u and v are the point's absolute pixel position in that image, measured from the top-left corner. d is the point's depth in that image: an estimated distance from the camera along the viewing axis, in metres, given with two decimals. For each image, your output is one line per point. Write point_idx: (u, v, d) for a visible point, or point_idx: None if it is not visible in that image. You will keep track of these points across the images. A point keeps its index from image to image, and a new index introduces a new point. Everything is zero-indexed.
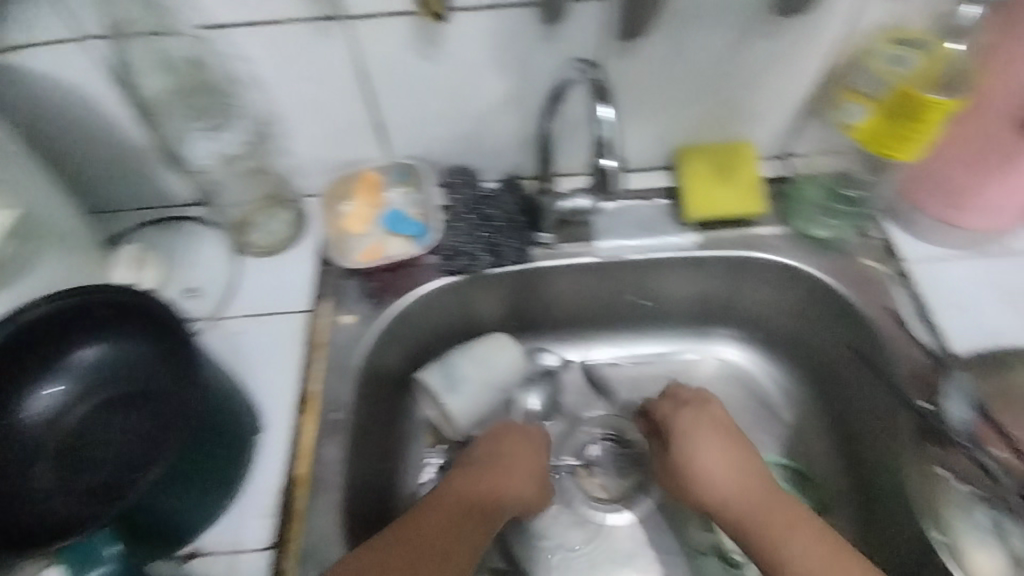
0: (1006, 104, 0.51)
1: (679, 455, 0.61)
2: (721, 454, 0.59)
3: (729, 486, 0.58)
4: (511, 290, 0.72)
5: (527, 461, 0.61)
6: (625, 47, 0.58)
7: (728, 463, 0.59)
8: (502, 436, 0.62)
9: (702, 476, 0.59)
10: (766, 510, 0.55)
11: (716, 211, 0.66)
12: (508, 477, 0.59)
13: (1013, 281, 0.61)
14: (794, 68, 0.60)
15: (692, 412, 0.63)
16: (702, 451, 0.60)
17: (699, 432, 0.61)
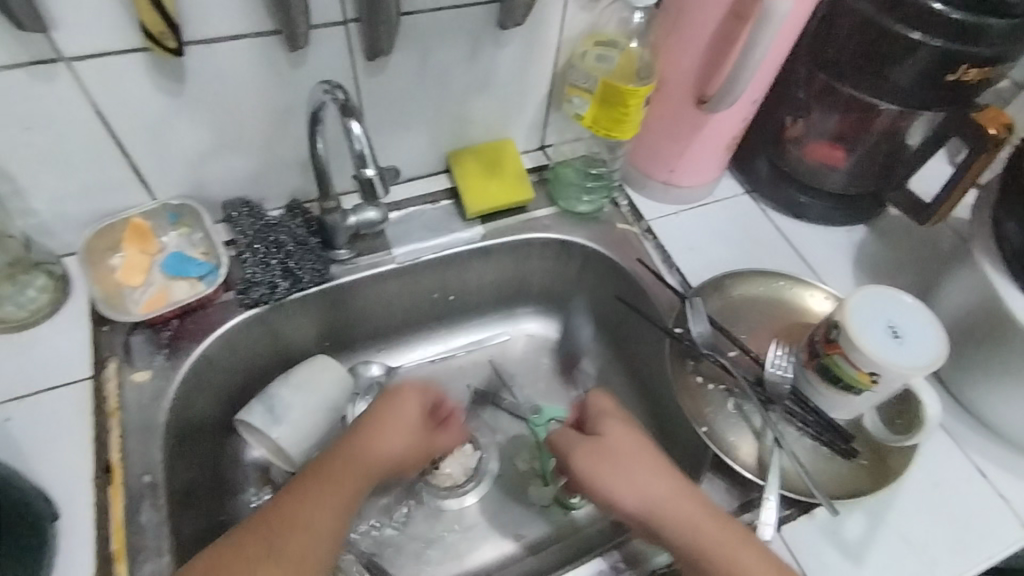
0: (681, 86, 0.65)
1: (596, 455, 0.57)
2: (640, 461, 0.55)
3: (660, 492, 0.54)
4: (319, 311, 0.73)
5: (407, 419, 0.59)
6: (375, 65, 0.62)
7: (648, 469, 0.55)
8: (392, 399, 0.60)
9: (638, 484, 0.54)
10: (696, 514, 0.53)
11: (491, 204, 0.75)
12: (393, 428, 0.58)
13: (723, 221, 0.78)
14: (527, 71, 0.70)
15: (604, 409, 0.60)
16: (624, 454, 0.56)
17: (619, 438, 0.57)
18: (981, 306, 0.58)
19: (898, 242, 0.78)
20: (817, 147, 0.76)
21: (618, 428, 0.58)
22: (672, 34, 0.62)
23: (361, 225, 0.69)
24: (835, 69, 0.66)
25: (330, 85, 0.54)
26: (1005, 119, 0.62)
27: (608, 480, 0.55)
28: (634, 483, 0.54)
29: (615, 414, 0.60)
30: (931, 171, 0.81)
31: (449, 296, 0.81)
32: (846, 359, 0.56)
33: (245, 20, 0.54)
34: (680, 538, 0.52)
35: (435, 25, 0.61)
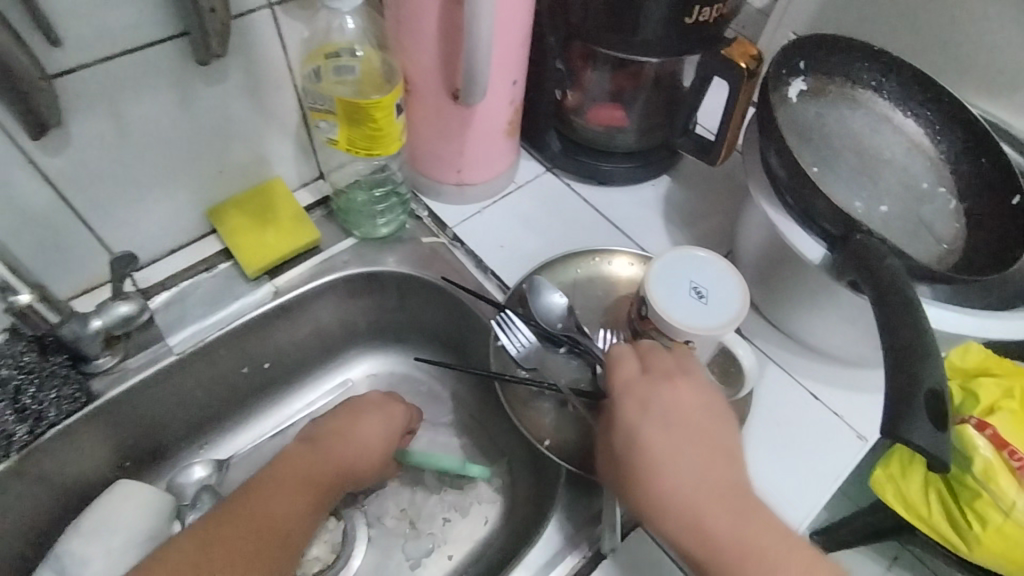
0: (429, 82, 0.59)
1: (625, 431, 0.51)
2: (682, 434, 0.50)
3: (688, 479, 0.48)
4: (98, 435, 0.61)
5: (359, 432, 0.62)
6: (53, 143, 0.50)
7: (682, 446, 0.50)
8: (351, 406, 0.65)
9: (661, 473, 0.49)
10: (721, 503, 0.48)
11: (271, 258, 0.66)
12: (349, 441, 0.61)
13: (529, 207, 0.74)
14: (261, 102, 0.61)
15: (623, 378, 0.53)
16: (652, 429, 0.50)
17: (636, 414, 0.51)
18: (771, 241, 0.57)
19: (702, 184, 0.78)
20: (599, 111, 0.72)
21: (629, 395, 0.52)
22: (401, 30, 0.56)
23: (111, 325, 0.57)
24: (586, 34, 0.62)
25: None
26: (753, 52, 0.63)
27: (630, 469, 0.50)
28: (664, 469, 0.49)
29: (635, 363, 0.53)
30: (709, 103, 0.83)
31: (263, 365, 0.71)
32: (660, 332, 0.54)
33: None
34: (690, 541, 0.47)
35: (115, 81, 0.50)
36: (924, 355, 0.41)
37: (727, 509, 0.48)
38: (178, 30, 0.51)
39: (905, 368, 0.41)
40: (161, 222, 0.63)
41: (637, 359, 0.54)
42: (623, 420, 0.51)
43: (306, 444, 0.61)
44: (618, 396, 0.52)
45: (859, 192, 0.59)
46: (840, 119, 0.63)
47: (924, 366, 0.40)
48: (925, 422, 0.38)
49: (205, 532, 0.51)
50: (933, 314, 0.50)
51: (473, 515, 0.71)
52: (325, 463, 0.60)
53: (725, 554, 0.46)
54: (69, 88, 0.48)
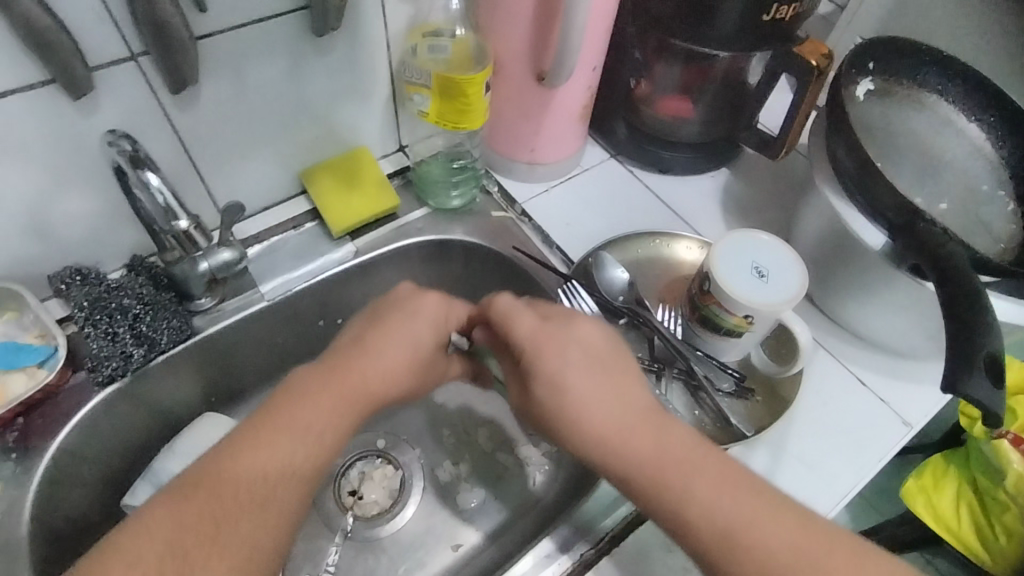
0: (518, 62, 0.63)
1: (539, 375, 0.50)
2: (587, 367, 0.50)
3: (600, 412, 0.48)
4: (192, 369, 0.67)
5: (387, 354, 0.55)
6: (185, 98, 0.56)
7: (600, 377, 0.50)
8: (377, 321, 0.56)
9: (580, 411, 0.48)
10: (649, 435, 0.48)
11: (355, 219, 0.71)
12: (373, 365, 0.54)
13: (594, 190, 0.78)
14: (360, 74, 0.66)
15: (524, 335, 0.52)
16: (571, 367, 0.49)
17: (552, 361, 0.50)
18: (831, 230, 0.60)
19: (760, 178, 0.81)
20: (667, 102, 0.76)
21: (533, 341, 0.51)
22: (497, 13, 0.60)
23: (216, 268, 0.63)
24: (665, 26, 0.66)
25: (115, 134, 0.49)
26: (824, 50, 0.66)
27: (551, 410, 0.50)
28: (583, 408, 0.48)
29: (533, 318, 0.52)
30: (773, 102, 0.86)
31: (336, 320, 0.77)
32: (721, 307, 0.58)
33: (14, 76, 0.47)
34: (621, 468, 0.47)
35: (244, 44, 0.56)
36: (981, 325, 0.45)
37: (650, 438, 0.47)
38: (302, 3, 0.57)
39: (965, 339, 0.45)
40: (261, 179, 0.69)
41: (540, 312, 0.53)
42: (536, 368, 0.50)
43: (322, 368, 0.53)
44: (524, 341, 0.51)
45: (919, 190, 0.62)
46: (905, 120, 0.66)
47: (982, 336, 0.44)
48: (983, 380, 0.43)
49: (211, 474, 0.46)
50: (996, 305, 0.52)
51: (522, 475, 0.75)
52: (347, 393, 0.51)
53: (670, 482, 0.45)
54: (207, 49, 0.54)
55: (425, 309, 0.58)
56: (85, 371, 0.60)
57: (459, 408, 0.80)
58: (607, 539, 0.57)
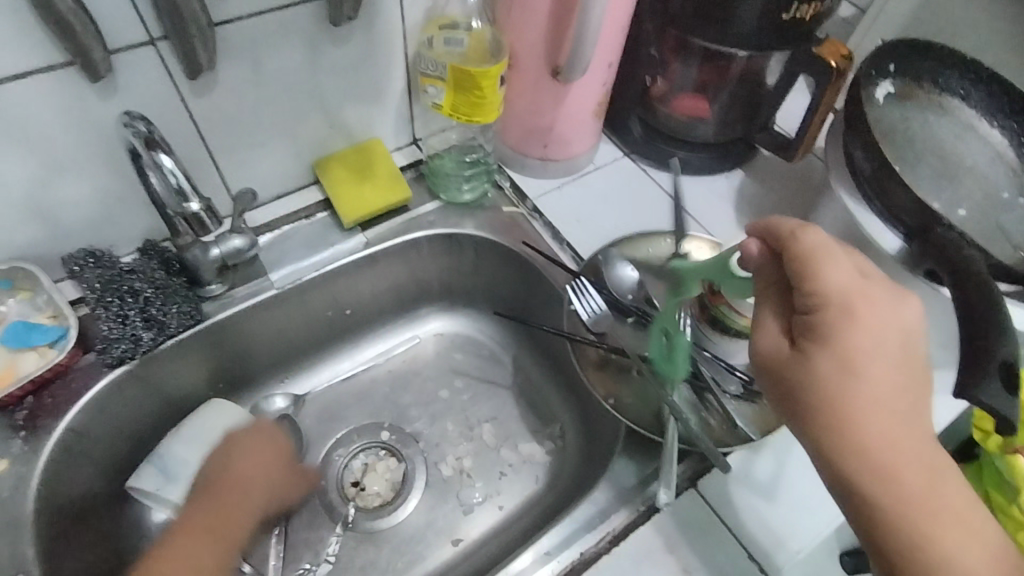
0: (534, 56, 0.63)
1: (838, 342, 0.39)
2: (894, 366, 0.39)
3: (891, 406, 0.38)
4: (201, 354, 0.67)
5: (252, 476, 0.61)
6: (201, 84, 0.57)
7: (902, 368, 0.39)
8: (231, 446, 0.62)
9: (864, 396, 0.38)
10: (924, 458, 0.38)
11: (367, 210, 0.71)
12: (242, 478, 0.60)
13: (606, 187, 0.78)
14: (376, 66, 0.66)
15: (836, 289, 0.39)
16: (877, 366, 0.38)
17: (860, 335, 0.39)
18: (846, 233, 0.60)
19: (774, 180, 0.80)
20: (682, 101, 0.75)
21: (848, 301, 0.39)
22: (513, 6, 0.60)
23: (227, 255, 0.64)
24: (684, 24, 0.65)
25: (130, 116, 0.50)
26: (844, 51, 0.65)
27: (835, 393, 0.38)
28: (869, 393, 0.38)
29: (852, 269, 0.40)
30: (789, 104, 0.85)
31: (344, 311, 0.77)
32: (731, 308, 0.60)
33: (33, 56, 0.48)
34: (872, 473, 0.38)
35: (261, 31, 0.56)
36: (998, 326, 0.42)
37: (923, 460, 0.38)
38: None
39: (978, 340, 0.42)
40: (273, 167, 0.69)
41: (854, 266, 0.41)
42: (833, 332, 0.39)
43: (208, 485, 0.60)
44: (835, 297, 0.39)
45: (939, 194, 0.61)
46: (925, 124, 0.64)
47: (998, 336, 0.41)
48: (996, 384, 0.39)
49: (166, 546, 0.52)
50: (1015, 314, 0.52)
51: (525, 472, 0.75)
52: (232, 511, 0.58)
53: (904, 512, 0.38)
54: (224, 36, 0.55)
55: (271, 434, 0.64)
56: (93, 353, 0.60)
57: (463, 403, 0.80)
58: (607, 538, 0.56)
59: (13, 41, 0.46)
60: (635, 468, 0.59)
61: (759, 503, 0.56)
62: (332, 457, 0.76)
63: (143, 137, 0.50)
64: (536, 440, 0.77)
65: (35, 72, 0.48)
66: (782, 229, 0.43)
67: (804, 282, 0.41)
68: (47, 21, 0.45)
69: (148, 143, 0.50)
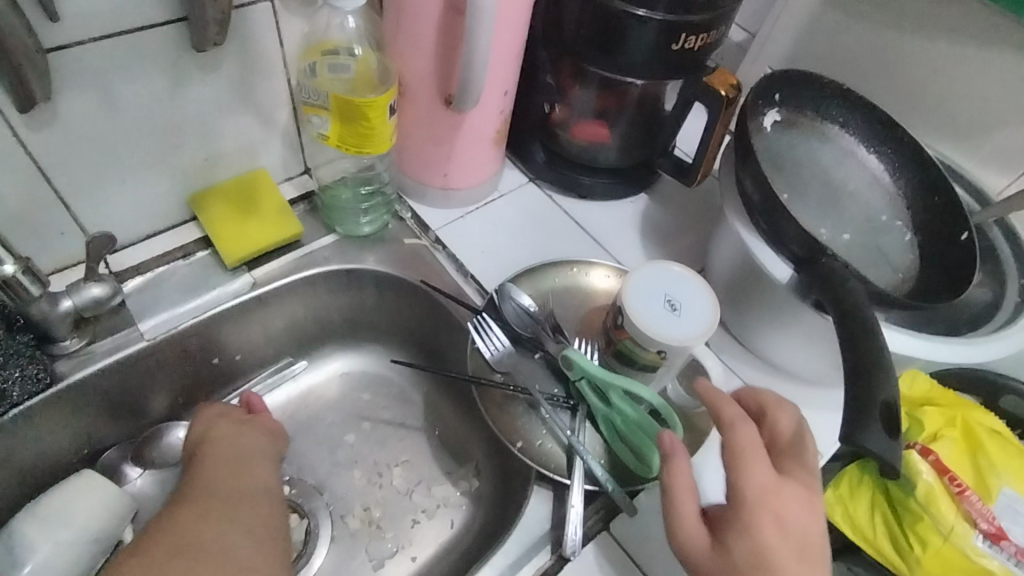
0: (424, 85, 0.60)
1: (753, 532, 0.43)
2: (798, 541, 0.44)
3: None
4: (58, 420, 0.59)
5: (243, 444, 0.59)
6: (38, 117, 0.50)
7: (812, 553, 0.44)
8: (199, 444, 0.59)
9: None
10: None
11: (251, 249, 0.65)
12: (229, 445, 0.59)
13: (511, 215, 0.76)
14: (254, 93, 0.61)
15: (751, 485, 0.45)
16: (784, 544, 0.43)
17: (774, 528, 0.43)
18: (743, 260, 0.60)
19: (677, 204, 0.81)
20: (583, 127, 0.74)
21: (761, 496, 0.44)
22: (400, 33, 0.57)
23: (82, 307, 0.56)
24: (577, 52, 0.64)
25: None
26: (732, 80, 0.66)
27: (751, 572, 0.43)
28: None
29: (767, 459, 0.46)
30: (688, 128, 0.87)
31: (233, 357, 0.70)
32: (634, 343, 0.56)
33: None
34: None
35: (107, 57, 0.50)
36: (877, 363, 0.45)
37: None
38: (179, 15, 0.51)
39: (859, 378, 0.44)
40: (140, 204, 0.62)
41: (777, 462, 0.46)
42: (758, 521, 0.44)
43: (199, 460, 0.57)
44: (750, 493, 0.45)
45: (823, 220, 0.63)
46: (810, 151, 0.67)
47: (876, 371, 0.44)
48: (878, 430, 0.42)
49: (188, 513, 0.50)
50: (889, 335, 0.54)
51: (440, 517, 0.71)
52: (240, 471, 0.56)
53: None
54: (62, 63, 0.48)
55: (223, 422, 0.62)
56: None
57: (372, 447, 0.75)
58: None
59: None
60: (545, 512, 0.57)
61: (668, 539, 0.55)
62: None
63: None
64: (450, 482, 0.73)
65: None
66: (724, 414, 0.49)
67: (733, 468, 0.46)
68: None
69: None
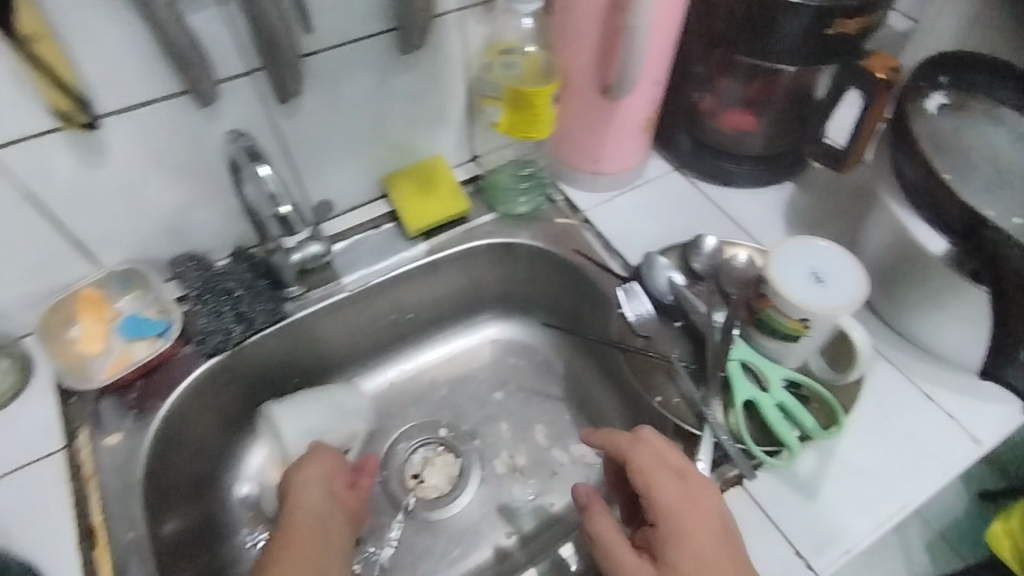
0: (585, 75, 0.68)
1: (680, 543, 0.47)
2: (711, 537, 0.47)
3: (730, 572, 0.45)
4: (281, 349, 0.74)
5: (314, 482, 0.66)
6: (290, 108, 0.65)
7: (728, 540, 0.47)
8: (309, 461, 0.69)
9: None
10: None
11: (430, 219, 0.77)
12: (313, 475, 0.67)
13: (655, 199, 0.81)
14: (441, 88, 0.73)
15: (668, 500, 0.48)
16: (703, 542, 0.47)
17: (694, 529, 0.47)
18: (897, 239, 0.60)
19: (826, 191, 0.81)
20: (731, 116, 0.77)
21: (678, 512, 0.48)
22: (567, 34, 0.65)
23: (306, 260, 0.71)
24: (727, 41, 0.68)
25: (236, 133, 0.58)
26: (892, 64, 0.66)
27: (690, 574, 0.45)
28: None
29: (668, 467, 0.51)
30: (840, 119, 0.86)
31: (407, 315, 0.83)
32: (776, 310, 0.59)
33: (146, 82, 0.55)
34: None
35: (341, 61, 0.64)
36: None
37: None
38: (394, 24, 0.64)
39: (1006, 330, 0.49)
40: (348, 182, 0.76)
41: (675, 465, 0.51)
42: (677, 523, 0.47)
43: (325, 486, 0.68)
44: (670, 507, 0.48)
45: (993, 202, 0.60)
46: (981, 133, 0.65)
47: None
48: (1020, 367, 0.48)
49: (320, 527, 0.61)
50: None
51: (575, 472, 0.78)
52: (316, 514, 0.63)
53: None
54: (310, 65, 0.62)
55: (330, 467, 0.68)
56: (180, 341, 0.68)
57: (519, 404, 0.84)
58: None
59: (126, 72, 0.54)
60: None
61: (799, 498, 0.57)
62: (396, 449, 0.81)
63: (248, 149, 0.57)
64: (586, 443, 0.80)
65: (147, 101, 0.56)
66: (620, 444, 0.53)
67: (648, 489, 0.50)
68: (171, 59, 0.53)
69: (251, 153, 0.56)
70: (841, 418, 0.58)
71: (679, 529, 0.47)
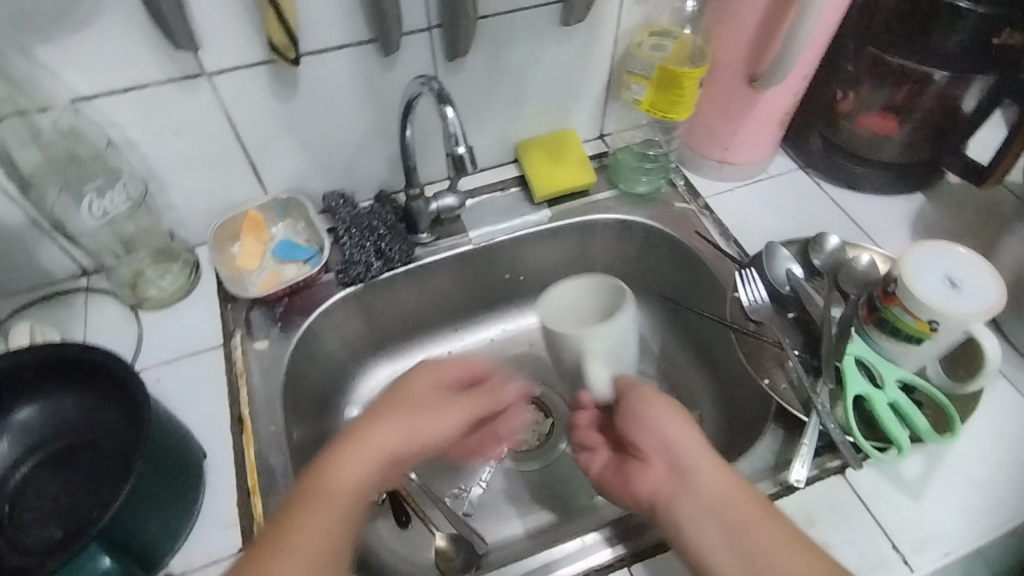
0: (734, 63, 0.70)
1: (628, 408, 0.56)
2: (671, 408, 0.55)
3: (671, 433, 0.53)
4: (406, 292, 0.81)
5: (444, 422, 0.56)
6: (454, 66, 0.70)
7: (687, 414, 0.55)
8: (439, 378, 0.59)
9: (659, 426, 0.53)
10: (713, 463, 0.51)
11: (554, 188, 0.81)
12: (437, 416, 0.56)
13: (778, 195, 0.82)
14: (588, 64, 0.77)
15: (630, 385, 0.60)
16: (658, 405, 0.55)
17: (645, 395, 0.57)
18: None
19: (959, 208, 0.79)
20: (868, 119, 0.78)
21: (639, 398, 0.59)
22: (724, 20, 0.68)
23: (442, 210, 0.77)
24: (887, 41, 0.69)
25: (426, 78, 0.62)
26: None
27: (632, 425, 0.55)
28: (685, 449, 0.52)
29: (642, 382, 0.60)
30: (983, 137, 0.84)
31: (519, 277, 0.87)
32: (904, 309, 0.59)
33: (344, 26, 0.61)
34: (682, 470, 0.51)
35: (507, 27, 0.69)
36: None
37: (715, 463, 0.51)
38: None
39: None
40: (487, 144, 0.81)
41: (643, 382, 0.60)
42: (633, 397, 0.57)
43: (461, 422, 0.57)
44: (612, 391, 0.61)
45: None
46: None
47: None
48: None
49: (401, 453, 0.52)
50: None
51: None
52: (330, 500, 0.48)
53: (701, 499, 0.49)
54: (481, 27, 0.68)
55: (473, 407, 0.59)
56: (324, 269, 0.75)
57: None
58: None
59: (330, 15, 0.60)
60: (781, 448, 0.62)
61: (903, 497, 0.58)
62: None
63: (436, 92, 0.62)
64: None
65: (340, 44, 0.63)
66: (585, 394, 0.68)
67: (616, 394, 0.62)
68: (370, 7, 0.59)
69: (439, 97, 0.62)
70: (956, 428, 0.58)
71: (637, 397, 0.56)
